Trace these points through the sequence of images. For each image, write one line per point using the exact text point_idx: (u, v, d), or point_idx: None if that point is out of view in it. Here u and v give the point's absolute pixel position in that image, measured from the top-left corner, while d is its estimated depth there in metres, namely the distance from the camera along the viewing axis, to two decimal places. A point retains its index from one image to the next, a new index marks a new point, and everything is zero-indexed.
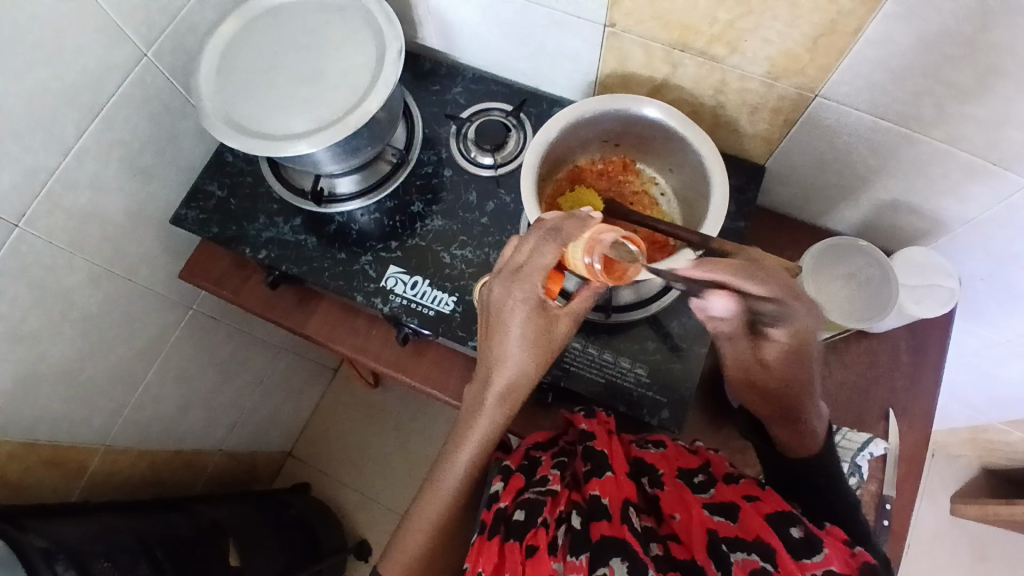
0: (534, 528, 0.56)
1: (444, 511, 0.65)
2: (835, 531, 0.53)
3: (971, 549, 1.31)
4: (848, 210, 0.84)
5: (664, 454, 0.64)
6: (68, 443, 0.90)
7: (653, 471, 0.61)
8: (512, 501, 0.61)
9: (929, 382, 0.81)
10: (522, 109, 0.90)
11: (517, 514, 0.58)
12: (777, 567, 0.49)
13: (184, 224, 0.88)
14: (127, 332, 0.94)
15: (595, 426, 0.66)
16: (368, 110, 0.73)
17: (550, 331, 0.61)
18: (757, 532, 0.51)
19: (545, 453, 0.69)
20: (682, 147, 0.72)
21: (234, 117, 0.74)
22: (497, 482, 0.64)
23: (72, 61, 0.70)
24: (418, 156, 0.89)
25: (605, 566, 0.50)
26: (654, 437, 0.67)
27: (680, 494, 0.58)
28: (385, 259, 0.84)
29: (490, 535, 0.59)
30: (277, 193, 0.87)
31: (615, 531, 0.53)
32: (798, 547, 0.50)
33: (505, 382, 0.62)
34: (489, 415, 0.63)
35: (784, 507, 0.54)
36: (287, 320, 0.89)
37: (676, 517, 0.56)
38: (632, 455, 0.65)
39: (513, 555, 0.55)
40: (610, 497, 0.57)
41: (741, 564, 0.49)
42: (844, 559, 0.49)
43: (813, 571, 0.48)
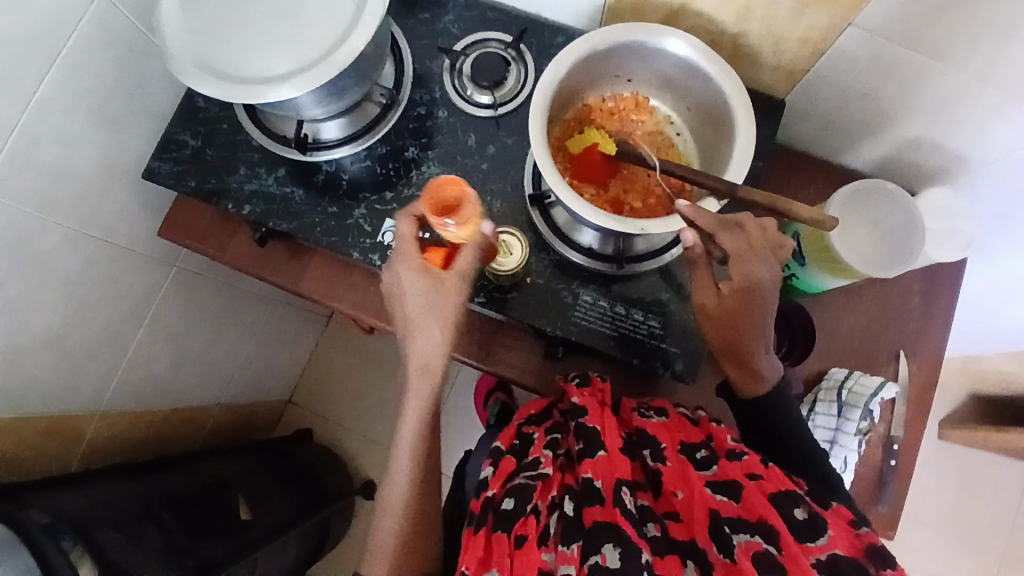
0: (524, 517, 0.55)
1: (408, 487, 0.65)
2: (840, 510, 0.52)
3: (954, 468, 1.37)
4: (868, 147, 0.79)
5: (665, 425, 0.62)
6: (62, 413, 0.88)
7: (654, 444, 0.59)
8: (500, 488, 0.60)
9: (940, 324, 0.80)
10: (522, 39, 0.81)
11: (506, 501, 0.57)
12: (780, 550, 0.48)
13: (158, 178, 0.81)
14: (111, 294, 0.89)
15: (587, 399, 0.64)
16: (355, 46, 0.65)
17: (441, 295, 0.62)
18: (760, 513, 0.50)
19: (538, 428, 0.68)
20: (704, 83, 0.66)
21: (206, 60, 0.66)
22: (487, 467, 0.64)
23: (24, 8, 0.61)
24: (410, 95, 0.81)
25: (596, 554, 0.50)
26: (656, 404, 0.66)
27: (681, 470, 0.56)
28: (381, 211, 0.79)
29: (476, 527, 0.58)
30: (257, 140, 0.80)
31: (607, 516, 0.52)
32: (801, 528, 0.49)
33: (419, 355, 0.63)
34: (417, 390, 0.64)
35: (787, 485, 0.52)
36: (280, 278, 0.85)
37: (677, 495, 0.55)
38: (632, 424, 0.63)
39: (500, 547, 0.54)
40: (602, 479, 0.56)
41: (744, 547, 0.49)
42: (849, 540, 0.49)
43: (817, 556, 0.48)
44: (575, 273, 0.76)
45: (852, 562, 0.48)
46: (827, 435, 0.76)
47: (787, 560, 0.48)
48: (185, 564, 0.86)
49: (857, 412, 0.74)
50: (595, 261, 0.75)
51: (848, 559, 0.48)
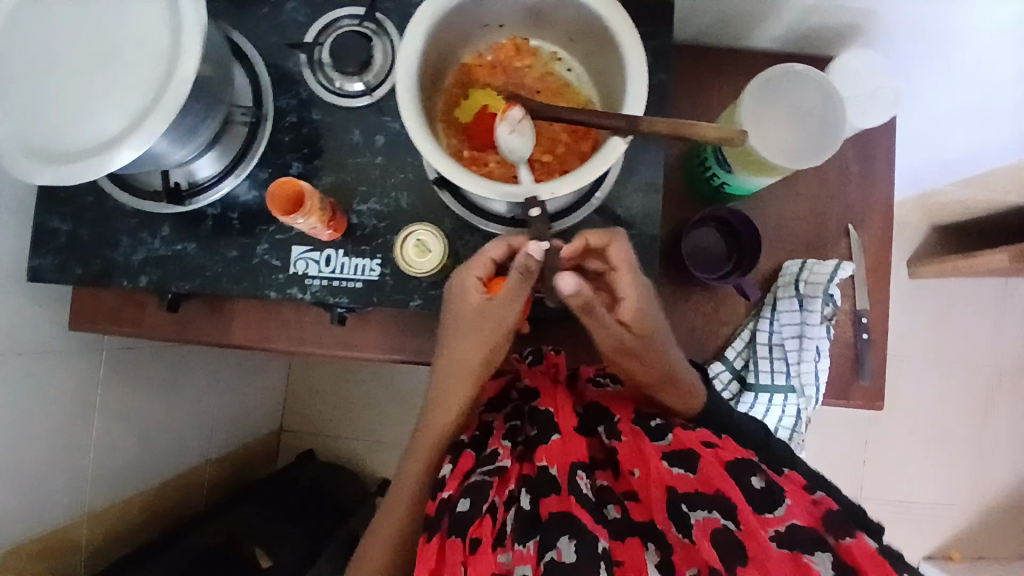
0: (478, 519, 0.50)
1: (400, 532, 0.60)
2: (795, 477, 0.53)
3: (930, 300, 1.40)
4: (770, 23, 0.73)
5: (619, 395, 0.63)
6: (48, 530, 0.87)
7: (609, 419, 0.58)
8: (457, 487, 0.54)
9: (882, 186, 0.78)
10: (376, 7, 0.73)
11: (461, 502, 0.51)
12: (739, 526, 0.47)
13: (40, 276, 0.74)
14: (45, 405, 0.84)
15: (539, 379, 0.62)
16: (186, 76, 0.57)
17: (487, 317, 0.60)
18: (716, 485, 0.50)
19: (496, 415, 0.62)
20: (577, 10, 0.60)
21: (32, 142, 0.59)
22: (446, 464, 0.57)
23: None
24: (274, 106, 0.73)
25: (552, 550, 0.46)
26: (613, 369, 0.66)
27: (636, 446, 0.55)
28: (284, 240, 0.72)
29: (431, 533, 0.52)
30: (131, 205, 0.73)
31: (563, 505, 0.49)
32: (758, 498, 0.49)
33: (461, 388, 0.61)
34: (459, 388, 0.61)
35: (742, 453, 0.52)
36: (207, 336, 0.79)
37: (635, 473, 0.53)
38: (586, 399, 0.62)
39: (454, 553, 0.49)
40: (557, 465, 0.52)
41: (702, 526, 0.48)
42: (806, 509, 0.48)
43: (776, 527, 0.47)
44: None
45: (811, 531, 0.46)
46: (793, 330, 0.74)
47: (745, 536, 0.46)
48: None
49: (818, 300, 0.72)
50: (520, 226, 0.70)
51: (808, 528, 0.46)
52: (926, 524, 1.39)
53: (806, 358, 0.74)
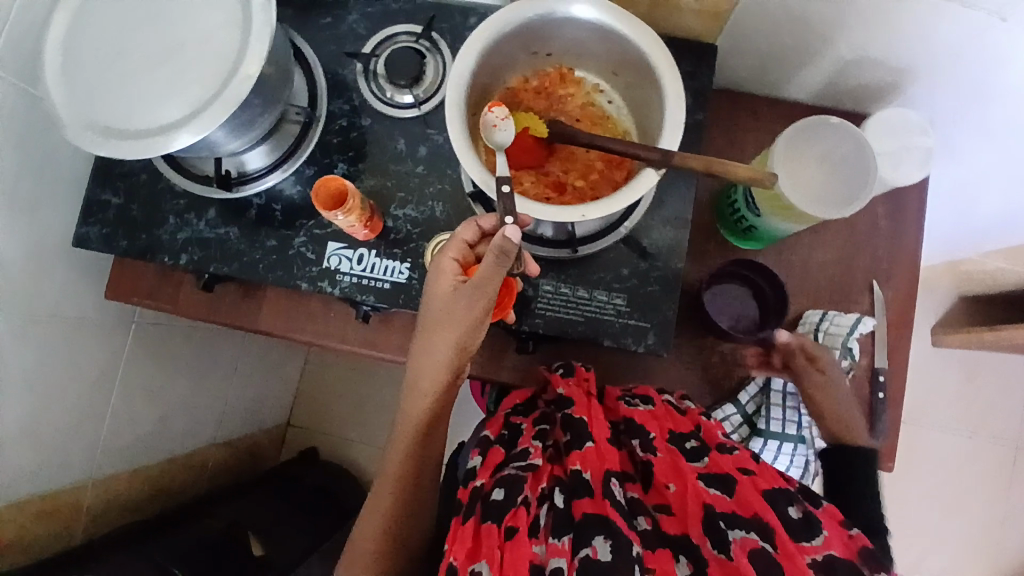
0: (513, 509, 0.52)
1: (388, 517, 0.61)
2: (831, 510, 0.53)
3: (953, 370, 1.38)
4: (810, 76, 0.75)
5: (653, 413, 0.60)
6: (55, 491, 0.88)
7: (643, 433, 0.57)
8: (489, 478, 0.57)
9: (910, 245, 0.78)
10: (433, 27, 0.77)
11: (495, 492, 0.53)
12: (777, 549, 0.49)
13: (88, 244, 0.78)
14: (73, 369, 0.87)
15: (573, 389, 0.62)
16: (249, 74, 0.61)
17: (455, 304, 0.58)
18: (755, 509, 0.51)
19: (525, 419, 0.65)
20: (623, 47, 0.63)
21: (98, 120, 0.63)
22: (475, 457, 0.61)
23: None
24: (327, 109, 0.77)
25: (586, 548, 0.48)
26: (642, 391, 0.64)
27: (672, 462, 0.55)
28: (322, 235, 0.75)
29: (465, 518, 0.54)
30: (180, 186, 0.77)
31: (596, 508, 0.50)
32: (797, 527, 0.50)
33: (432, 380, 0.60)
34: (428, 376, 0.61)
35: (780, 482, 0.53)
36: (236, 319, 0.82)
37: (670, 488, 0.54)
38: (621, 414, 0.60)
39: (489, 538, 0.51)
40: (592, 470, 0.54)
41: (741, 544, 0.49)
42: (842, 541, 0.50)
43: (812, 555, 0.49)
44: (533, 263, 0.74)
45: (846, 564, 0.48)
46: None
47: (783, 558, 0.48)
48: None
49: (836, 351, 0.74)
50: (547, 248, 0.73)
51: (844, 561, 0.48)
52: None
53: (819, 408, 0.75)
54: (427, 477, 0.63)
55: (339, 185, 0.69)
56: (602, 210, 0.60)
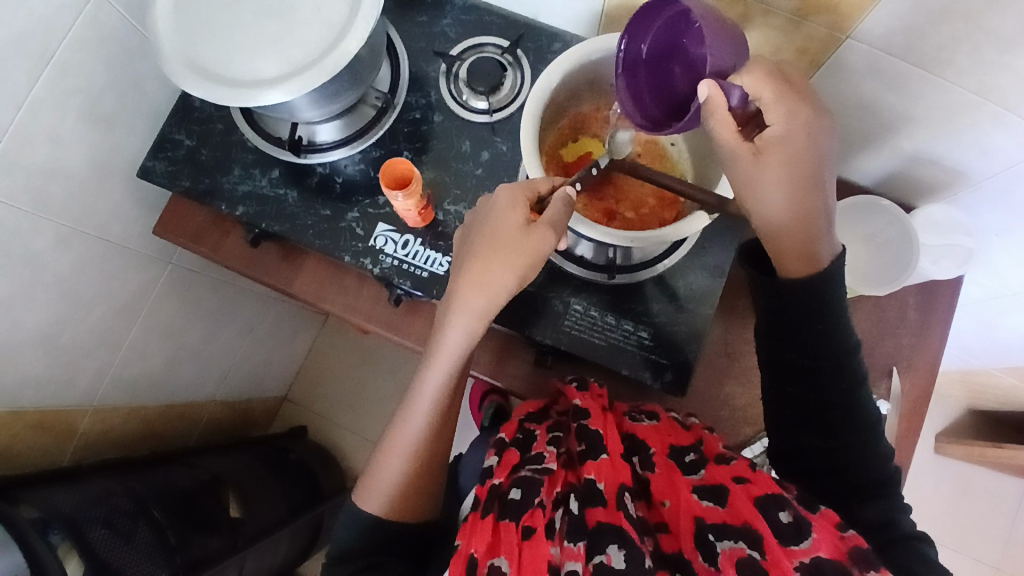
0: (531, 509, 0.53)
1: (422, 433, 0.65)
2: (828, 513, 0.52)
3: (949, 482, 1.37)
4: (866, 160, 0.78)
5: (656, 429, 0.63)
6: (55, 407, 0.89)
7: (643, 449, 0.61)
8: (506, 477, 0.58)
9: (934, 341, 0.80)
10: (520, 44, 0.81)
11: (513, 492, 0.55)
12: (765, 556, 0.49)
13: (152, 176, 0.81)
14: (104, 292, 0.89)
15: (589, 402, 0.64)
16: (347, 50, 0.65)
17: (529, 242, 0.58)
18: (745, 518, 0.51)
19: (538, 425, 0.67)
20: None
21: (198, 61, 0.66)
22: (492, 458, 0.62)
23: (16, 9, 0.63)
24: (405, 99, 0.81)
25: (602, 554, 0.48)
26: (647, 409, 0.67)
27: (668, 477, 0.57)
28: (374, 215, 0.78)
29: (484, 513, 0.54)
30: (252, 142, 0.81)
31: (610, 517, 0.51)
32: (786, 532, 0.50)
33: (461, 335, 0.62)
34: (457, 331, 0.62)
35: (773, 487, 0.53)
36: (273, 278, 0.85)
37: (666, 504, 0.56)
38: (625, 429, 0.64)
39: (507, 535, 0.51)
40: (605, 481, 0.54)
41: (729, 554, 0.49)
42: (832, 542, 0.50)
43: (801, 558, 0.49)
44: (566, 281, 0.76)
45: (835, 565, 0.48)
46: None
47: (770, 565, 0.48)
48: (175, 560, 0.88)
49: None
50: (587, 270, 0.76)
51: (832, 561, 0.48)
52: None
53: None
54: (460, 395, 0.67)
55: (403, 170, 0.72)
56: (658, 240, 0.63)
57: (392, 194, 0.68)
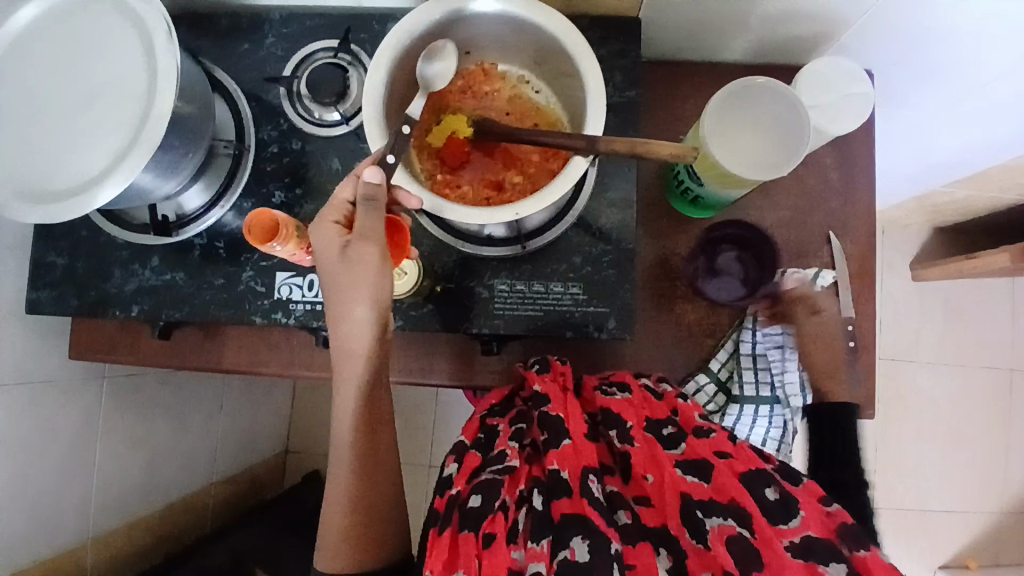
0: (491, 515, 0.53)
1: (358, 484, 0.63)
2: (811, 487, 0.55)
3: (936, 301, 1.38)
4: (740, 34, 0.74)
5: (629, 402, 0.60)
6: (50, 556, 0.88)
7: (620, 423, 0.58)
8: (466, 485, 0.56)
9: (864, 192, 0.78)
10: (351, 39, 0.76)
11: (472, 499, 0.54)
12: (754, 534, 0.51)
13: (39, 308, 0.77)
14: (49, 433, 0.87)
15: (548, 386, 0.61)
16: (163, 113, 0.60)
17: (358, 260, 0.58)
18: (732, 495, 0.53)
19: (501, 419, 0.64)
20: (536, 35, 0.63)
21: (23, 183, 0.62)
22: (451, 464, 0.59)
23: None
24: (257, 138, 0.76)
25: (566, 549, 0.49)
26: (618, 379, 0.63)
27: (650, 452, 0.56)
28: (269, 267, 0.74)
29: (441, 529, 0.53)
30: (122, 238, 0.75)
31: (575, 508, 0.51)
32: (774, 509, 0.53)
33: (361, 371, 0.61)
34: (354, 373, 0.61)
35: (756, 463, 0.55)
36: (200, 361, 0.81)
37: (648, 478, 0.55)
38: (597, 404, 0.61)
39: (467, 547, 0.51)
40: (569, 468, 0.54)
41: (718, 532, 0.52)
42: (819, 520, 0.52)
43: (790, 538, 0.52)
44: (484, 265, 0.73)
45: (823, 543, 0.51)
46: (777, 339, 0.75)
47: (761, 544, 0.51)
48: None
49: (799, 311, 0.75)
50: (499, 248, 0.72)
51: (821, 539, 0.51)
52: (941, 533, 1.36)
53: (790, 368, 0.75)
54: (383, 438, 0.65)
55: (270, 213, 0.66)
56: (553, 199, 0.59)
57: (258, 246, 0.63)
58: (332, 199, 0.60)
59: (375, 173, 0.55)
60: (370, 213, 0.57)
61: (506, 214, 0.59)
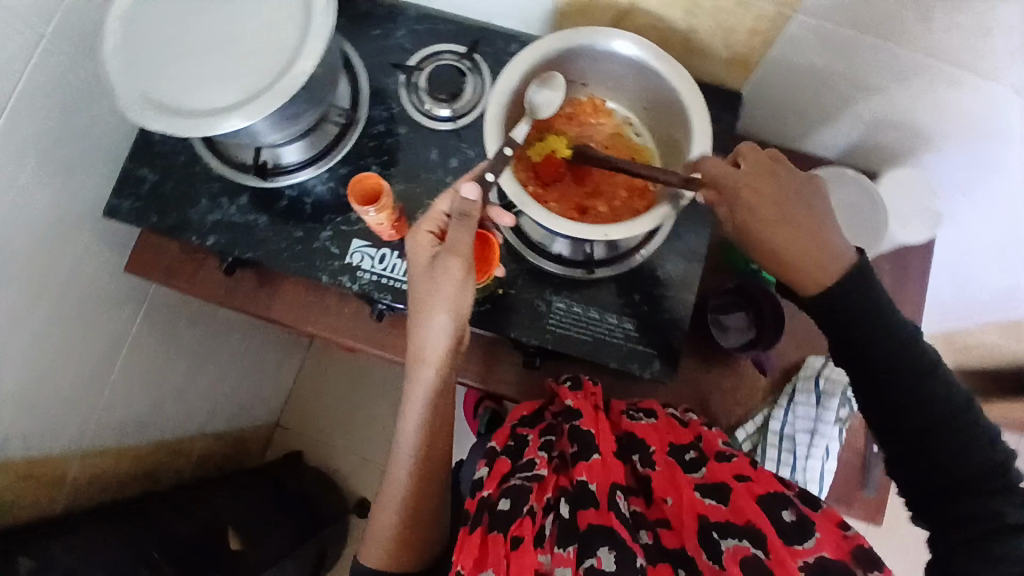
0: (519, 518, 0.55)
1: (415, 495, 0.66)
2: (830, 512, 0.53)
3: None
4: (831, 130, 0.79)
5: (654, 427, 0.64)
6: (41, 458, 0.86)
7: (643, 448, 0.62)
8: (495, 487, 0.60)
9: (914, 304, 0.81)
10: (477, 49, 0.82)
11: (501, 503, 0.57)
12: (768, 554, 0.50)
13: (119, 215, 0.80)
14: (82, 339, 0.88)
15: (580, 401, 0.65)
16: (303, 70, 0.65)
17: (441, 276, 0.60)
18: (748, 516, 0.52)
19: (531, 429, 0.67)
20: (655, 83, 0.68)
21: (153, 96, 0.66)
22: (482, 468, 0.63)
23: None
24: (368, 113, 0.81)
25: (592, 557, 0.50)
26: (645, 405, 0.68)
27: (670, 476, 0.59)
28: (347, 233, 0.78)
29: (472, 526, 0.57)
30: (217, 171, 0.80)
31: (601, 519, 0.53)
32: (790, 530, 0.51)
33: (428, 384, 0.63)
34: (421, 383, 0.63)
35: (774, 486, 0.55)
36: (251, 305, 0.84)
37: (668, 501, 0.57)
38: (621, 427, 0.65)
39: (495, 547, 0.53)
40: (597, 482, 0.57)
41: (732, 552, 0.51)
42: (835, 541, 0.50)
43: (805, 558, 0.49)
44: (547, 280, 0.76)
45: (839, 564, 0.49)
46: (807, 425, 0.77)
47: (773, 564, 0.49)
48: None
49: (835, 399, 0.76)
50: (566, 267, 0.76)
51: (837, 561, 0.49)
52: None
53: (815, 456, 0.77)
54: (439, 447, 0.67)
55: (374, 184, 0.72)
56: (643, 232, 0.63)
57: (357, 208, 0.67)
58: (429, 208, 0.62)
59: (471, 189, 0.59)
60: (460, 229, 0.60)
61: (600, 233, 0.63)
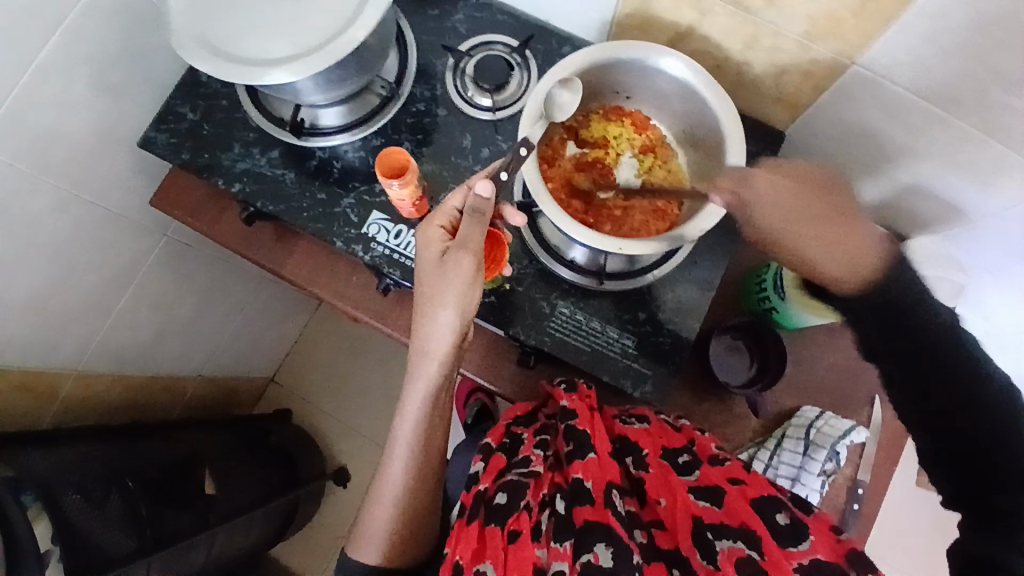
0: (517, 513, 0.57)
1: (409, 487, 0.68)
2: (822, 517, 0.54)
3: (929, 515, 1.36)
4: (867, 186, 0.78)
5: (647, 431, 0.65)
6: (38, 369, 0.88)
7: (636, 451, 0.63)
8: (492, 483, 0.63)
9: None
10: (529, 45, 0.82)
11: (499, 497, 0.59)
12: (763, 555, 0.50)
13: (153, 147, 0.81)
14: (97, 260, 0.90)
15: (576, 403, 0.66)
16: (355, 37, 0.66)
17: (449, 270, 0.60)
18: (742, 518, 0.53)
19: (526, 429, 0.70)
20: (699, 108, 0.68)
21: (206, 38, 0.67)
22: (478, 463, 0.67)
23: None
24: (410, 90, 0.81)
25: (589, 553, 0.51)
26: (637, 411, 0.69)
27: (663, 477, 0.59)
28: (369, 203, 0.79)
29: (471, 520, 0.60)
30: (254, 121, 0.81)
31: (598, 515, 0.54)
32: (783, 533, 0.51)
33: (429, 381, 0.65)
34: (422, 376, 0.65)
35: (767, 489, 0.55)
36: (265, 258, 0.85)
37: (661, 502, 0.58)
38: (615, 431, 0.66)
39: (494, 540, 0.56)
40: (593, 479, 0.57)
41: (728, 553, 0.51)
42: (829, 544, 0.50)
43: (800, 560, 0.49)
44: (556, 284, 0.76)
45: (834, 566, 0.49)
46: (790, 472, 0.76)
47: (769, 564, 0.49)
48: (145, 534, 0.87)
49: (823, 452, 0.74)
50: (578, 274, 0.75)
51: (830, 563, 0.49)
52: None
53: None
54: (436, 444, 0.69)
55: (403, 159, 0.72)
56: (661, 248, 0.63)
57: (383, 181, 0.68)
58: (443, 203, 0.63)
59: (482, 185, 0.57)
60: (470, 224, 0.59)
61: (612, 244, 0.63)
